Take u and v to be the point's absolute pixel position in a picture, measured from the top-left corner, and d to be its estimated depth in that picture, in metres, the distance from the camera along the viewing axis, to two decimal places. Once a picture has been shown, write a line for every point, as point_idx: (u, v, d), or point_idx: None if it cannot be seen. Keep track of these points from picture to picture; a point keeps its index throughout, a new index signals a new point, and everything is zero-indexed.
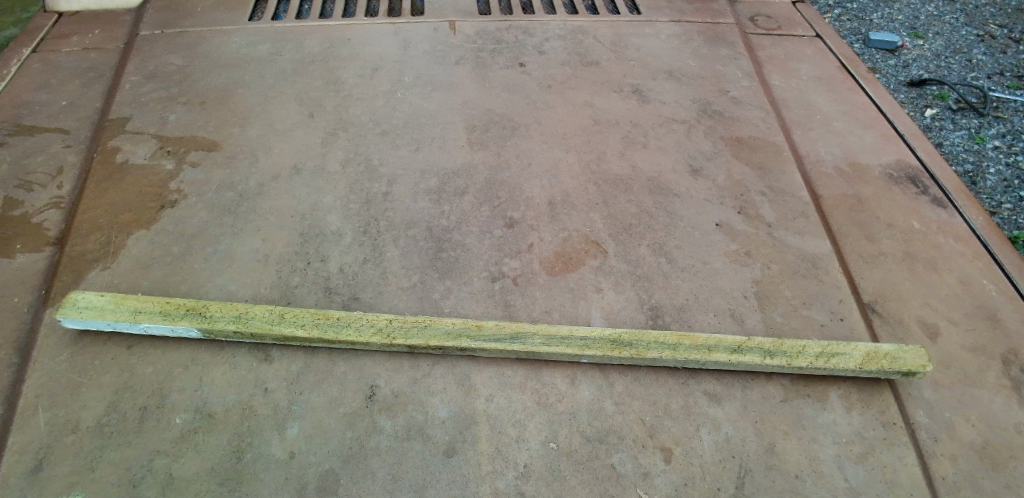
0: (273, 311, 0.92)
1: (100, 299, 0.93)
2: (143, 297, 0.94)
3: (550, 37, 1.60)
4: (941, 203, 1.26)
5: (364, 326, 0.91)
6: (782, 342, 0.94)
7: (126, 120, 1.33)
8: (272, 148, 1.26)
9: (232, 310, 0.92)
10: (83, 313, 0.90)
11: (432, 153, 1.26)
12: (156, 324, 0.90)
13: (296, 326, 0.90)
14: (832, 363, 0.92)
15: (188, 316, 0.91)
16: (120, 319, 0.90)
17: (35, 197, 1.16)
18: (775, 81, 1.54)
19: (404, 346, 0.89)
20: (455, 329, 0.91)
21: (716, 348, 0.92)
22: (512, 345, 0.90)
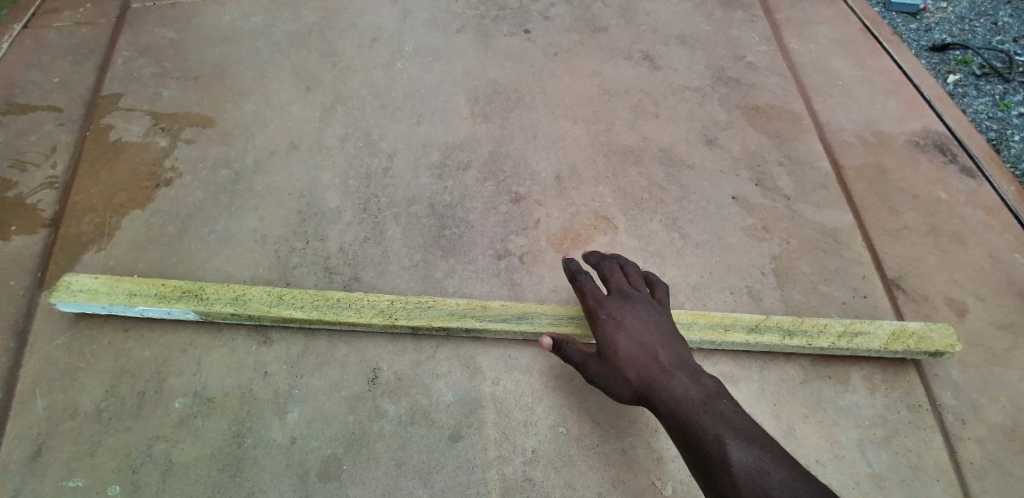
0: (271, 292, 0.89)
1: (95, 281, 0.90)
2: (138, 279, 0.91)
3: (556, 2, 1.52)
4: (970, 172, 1.19)
5: (365, 306, 0.87)
6: (803, 320, 0.90)
7: (118, 97, 1.29)
8: (267, 124, 1.22)
9: (229, 291, 0.89)
10: (77, 296, 0.87)
11: (433, 126, 1.21)
12: (151, 307, 0.87)
13: (295, 307, 0.86)
14: (855, 342, 0.87)
15: (184, 298, 0.88)
16: (115, 302, 0.87)
17: (29, 178, 1.14)
18: (794, 45, 1.46)
19: (406, 327, 0.86)
20: (459, 309, 0.88)
21: (733, 327, 0.88)
22: (519, 326, 0.86)
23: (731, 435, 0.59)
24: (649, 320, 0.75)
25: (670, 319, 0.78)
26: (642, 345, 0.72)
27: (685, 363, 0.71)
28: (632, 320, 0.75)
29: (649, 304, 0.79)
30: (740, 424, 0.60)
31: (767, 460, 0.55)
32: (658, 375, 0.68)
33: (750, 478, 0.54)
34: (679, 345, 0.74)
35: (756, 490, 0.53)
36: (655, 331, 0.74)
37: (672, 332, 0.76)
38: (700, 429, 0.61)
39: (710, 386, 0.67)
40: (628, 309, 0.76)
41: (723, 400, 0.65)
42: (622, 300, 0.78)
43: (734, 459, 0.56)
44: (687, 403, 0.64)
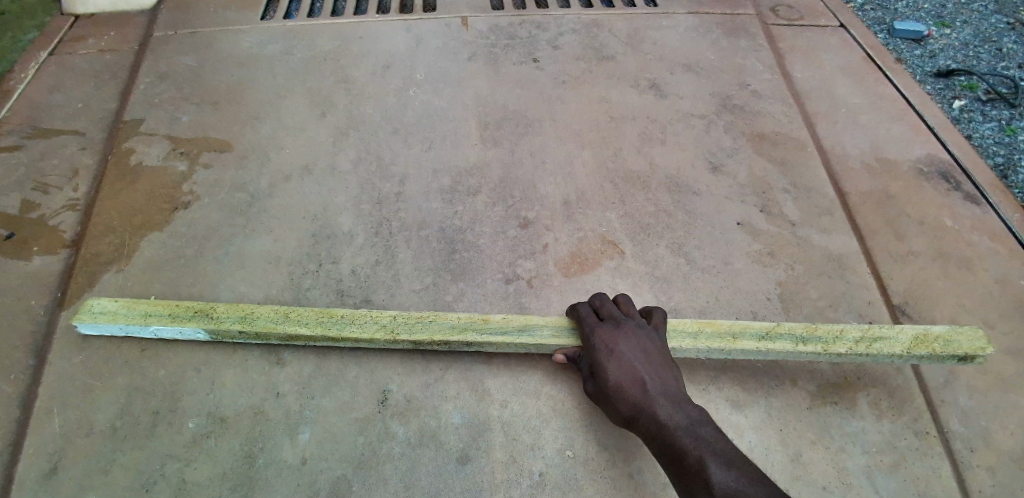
0: (278, 310, 0.90)
1: (113, 304, 0.92)
2: (154, 300, 0.93)
3: (564, 31, 1.57)
4: (974, 199, 1.20)
5: (367, 322, 0.88)
6: (817, 327, 0.90)
7: (140, 121, 1.34)
8: (283, 149, 1.25)
9: (238, 310, 0.90)
10: (96, 318, 0.89)
11: (444, 151, 1.24)
12: (164, 326, 0.89)
13: (300, 324, 0.88)
14: (874, 347, 0.87)
15: (194, 317, 0.90)
16: (130, 323, 0.89)
17: (51, 200, 1.18)
18: (798, 73, 1.49)
19: (410, 342, 0.87)
20: (460, 323, 0.88)
21: (743, 335, 0.88)
22: (519, 339, 0.86)
23: (713, 457, 0.63)
24: (640, 348, 0.80)
25: (663, 345, 0.82)
26: (632, 372, 0.77)
27: (672, 389, 0.75)
28: (623, 349, 0.80)
29: (641, 330, 0.83)
30: (721, 448, 0.64)
31: (745, 480, 0.59)
32: (647, 403, 0.73)
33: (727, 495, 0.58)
34: (670, 371, 0.78)
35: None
36: (646, 359, 0.79)
37: (662, 358, 0.80)
38: (684, 452, 0.65)
39: (697, 413, 0.71)
40: (619, 337, 0.81)
41: (708, 426, 0.69)
42: (614, 329, 0.83)
43: (714, 479, 0.60)
44: (673, 429, 0.69)
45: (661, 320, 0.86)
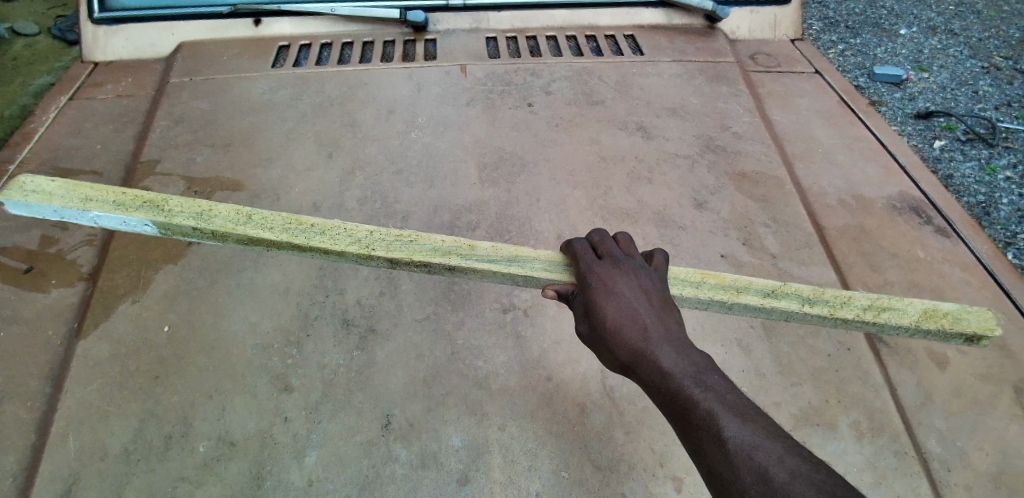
0: (240, 213, 0.88)
1: (51, 185, 0.89)
2: (97, 187, 0.90)
3: (556, 78, 1.67)
4: (945, 232, 1.28)
5: (340, 235, 0.85)
6: (824, 291, 0.85)
7: (156, 162, 1.41)
8: (292, 188, 1.32)
9: (194, 207, 0.88)
10: (29, 197, 0.86)
11: (444, 190, 1.31)
12: (106, 214, 0.86)
13: (264, 228, 0.85)
14: (880, 318, 0.82)
15: (144, 207, 0.87)
16: (67, 205, 0.85)
17: (70, 235, 1.24)
18: (775, 117, 1.60)
19: (383, 260, 0.84)
20: (442, 247, 0.85)
21: (747, 290, 0.84)
22: (508, 268, 0.83)
23: (722, 409, 0.61)
24: (640, 290, 0.76)
25: (661, 286, 0.78)
26: (632, 316, 0.72)
27: (672, 333, 0.71)
28: (621, 290, 0.75)
29: (640, 272, 0.78)
30: (731, 399, 0.62)
31: (759, 433, 0.58)
32: (648, 348, 0.69)
33: (741, 451, 0.57)
34: (671, 313, 0.74)
35: (749, 465, 0.56)
36: (646, 301, 0.75)
37: (661, 300, 0.76)
38: (692, 405, 0.62)
39: (699, 359, 0.68)
40: (618, 279, 0.76)
41: (713, 374, 0.66)
42: (612, 270, 0.78)
43: (729, 435, 0.58)
44: (678, 378, 0.65)
45: (662, 263, 0.82)
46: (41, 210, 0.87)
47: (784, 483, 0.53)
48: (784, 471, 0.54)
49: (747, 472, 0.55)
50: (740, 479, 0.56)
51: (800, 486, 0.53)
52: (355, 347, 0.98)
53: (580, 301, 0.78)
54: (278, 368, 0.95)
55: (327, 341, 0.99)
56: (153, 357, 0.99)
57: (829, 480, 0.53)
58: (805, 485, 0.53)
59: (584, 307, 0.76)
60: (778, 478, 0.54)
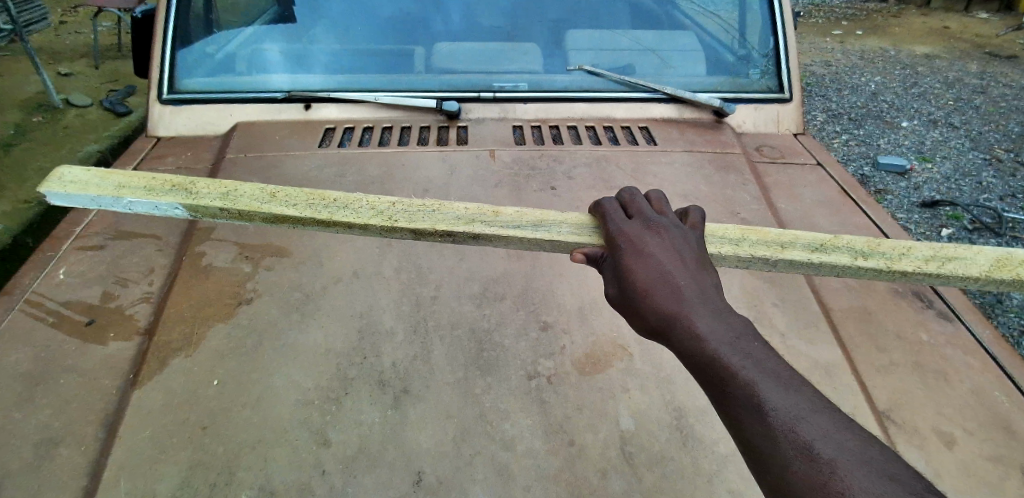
0: (265, 193, 1.07)
1: (85, 176, 1.09)
2: (124, 176, 1.10)
3: (577, 164, 1.83)
4: (947, 316, 1.35)
5: (363, 210, 1.04)
6: (874, 248, 1.04)
7: (210, 228, 1.54)
8: (334, 256, 1.44)
9: (218, 190, 1.07)
10: (66, 189, 1.06)
11: (474, 262, 1.42)
12: (138, 199, 1.05)
13: (289, 206, 1.04)
14: (946, 267, 1.02)
15: (172, 191, 1.06)
16: (102, 193, 1.05)
17: (129, 292, 1.36)
18: (781, 204, 1.72)
19: (408, 230, 1.02)
20: (467, 216, 1.04)
21: (792, 246, 1.03)
22: (535, 233, 1.02)
23: (761, 379, 0.69)
24: (669, 253, 0.88)
25: (689, 251, 0.90)
26: (663, 277, 0.84)
27: (702, 296, 0.82)
28: (654, 257, 0.87)
29: (669, 234, 0.92)
30: (767, 368, 0.71)
31: (797, 405, 0.66)
32: (681, 313, 0.79)
33: (781, 419, 0.65)
34: (699, 278, 0.85)
35: (793, 437, 0.63)
36: (677, 267, 0.86)
37: (688, 259, 0.88)
38: (731, 372, 0.70)
39: (733, 326, 0.77)
40: (649, 242, 0.90)
41: (747, 342, 0.75)
42: (644, 236, 0.91)
43: (771, 406, 0.66)
44: (713, 343, 0.74)
45: (699, 220, 1.01)
46: (78, 199, 1.07)
47: (828, 459, 0.61)
48: (828, 446, 0.62)
49: (789, 442, 0.63)
50: (783, 446, 0.64)
51: (844, 462, 0.60)
52: (390, 406, 1.06)
53: (615, 267, 0.90)
54: (318, 423, 1.03)
55: (364, 399, 1.07)
56: (202, 409, 1.07)
57: (872, 459, 0.61)
58: (848, 461, 0.60)
59: (619, 273, 0.88)
60: (822, 453, 0.61)
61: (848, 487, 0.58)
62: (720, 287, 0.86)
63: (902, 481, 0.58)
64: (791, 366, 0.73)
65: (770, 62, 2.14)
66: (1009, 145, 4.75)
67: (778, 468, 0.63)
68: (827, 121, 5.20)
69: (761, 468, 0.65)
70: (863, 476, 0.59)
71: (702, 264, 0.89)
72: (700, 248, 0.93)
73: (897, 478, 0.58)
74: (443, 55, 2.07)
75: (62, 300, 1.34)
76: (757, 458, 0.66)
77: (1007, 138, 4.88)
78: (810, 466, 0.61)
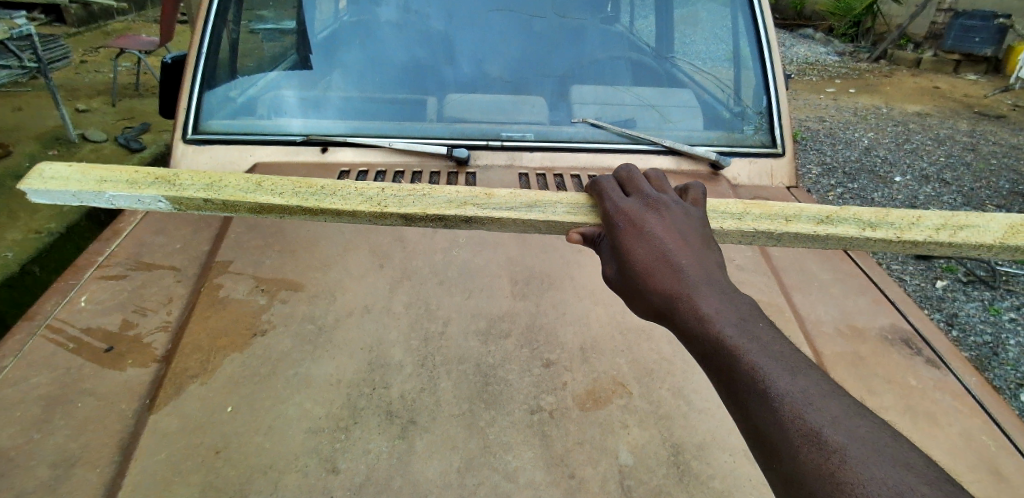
0: (250, 182, 1.16)
1: (64, 171, 1.14)
2: (105, 170, 1.16)
3: None
4: (936, 363, 1.40)
5: (352, 197, 1.15)
6: (883, 218, 1.14)
7: (228, 262, 1.60)
8: (347, 291, 1.50)
9: (201, 181, 1.17)
10: (47, 184, 1.11)
11: (481, 300, 1.48)
12: (120, 193, 1.12)
13: (275, 196, 1.13)
14: (958, 237, 1.11)
15: (155, 185, 1.15)
16: (84, 188, 1.11)
17: (148, 320, 1.41)
18: (775, 252, 1.80)
19: (396, 215, 1.13)
20: (457, 200, 1.15)
21: (796, 219, 1.15)
22: (531, 213, 1.14)
23: (767, 365, 0.73)
24: (667, 233, 0.94)
25: (688, 232, 0.96)
26: (662, 257, 0.90)
27: (702, 276, 0.88)
28: (655, 239, 0.93)
29: (667, 214, 0.98)
30: (772, 353, 0.75)
31: (804, 391, 0.70)
32: (683, 294, 0.85)
33: (788, 404, 0.69)
34: (700, 259, 0.91)
35: (800, 422, 0.68)
36: (678, 247, 0.92)
37: (686, 238, 0.95)
38: (736, 355, 0.75)
39: (735, 308, 0.83)
40: (648, 222, 0.96)
41: (752, 326, 0.80)
42: (645, 218, 0.97)
43: (779, 392, 0.71)
44: (716, 325, 0.79)
45: (700, 197, 1.10)
46: (60, 195, 1.12)
47: (838, 446, 0.65)
48: (836, 433, 0.66)
49: (798, 429, 0.67)
50: (789, 430, 0.68)
51: (853, 448, 0.64)
52: (398, 436, 1.10)
53: (619, 249, 0.95)
54: (328, 450, 1.07)
55: (372, 428, 1.11)
56: (215, 434, 1.11)
57: (882, 447, 0.65)
58: (857, 448, 0.64)
59: (623, 255, 0.94)
60: (832, 441, 0.65)
61: (857, 475, 0.62)
62: (720, 267, 0.92)
63: (914, 470, 0.63)
64: (796, 349, 0.78)
65: (763, 119, 2.27)
66: (1001, 201, 4.89)
67: (786, 451, 0.67)
68: (822, 174, 5.36)
69: (767, 451, 0.69)
70: (872, 464, 0.63)
71: (701, 244, 0.95)
72: (698, 227, 0.99)
73: (908, 466, 0.63)
74: (456, 105, 2.20)
75: (83, 326, 1.39)
76: (764, 442, 0.70)
77: (999, 194, 5.02)
78: (819, 452, 0.65)
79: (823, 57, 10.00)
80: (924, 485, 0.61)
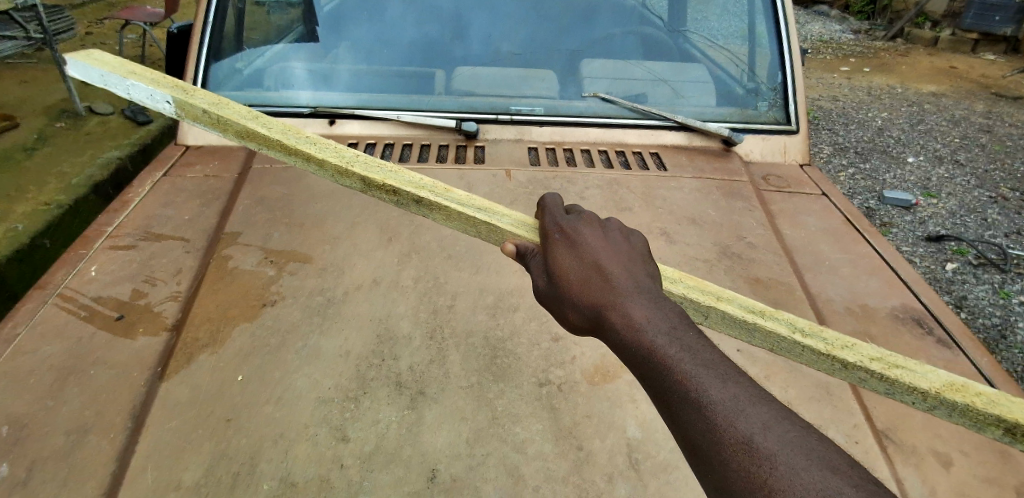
0: (250, 113, 1.25)
1: (114, 61, 1.34)
2: (142, 69, 1.32)
3: (589, 186, 1.89)
4: (947, 344, 1.39)
5: (331, 151, 1.18)
6: (824, 331, 0.96)
7: (237, 234, 1.60)
8: (356, 265, 1.50)
9: (211, 100, 1.27)
10: (90, 61, 1.30)
11: (489, 275, 1.48)
12: (139, 84, 1.26)
13: (263, 127, 1.20)
14: (898, 375, 0.89)
15: (171, 89, 1.27)
16: (112, 73, 1.27)
17: (157, 291, 1.41)
18: (787, 231, 1.78)
19: (357, 176, 1.14)
20: (419, 184, 1.14)
21: (727, 301, 0.99)
22: (478, 215, 1.08)
23: (698, 371, 0.69)
24: (600, 242, 0.93)
25: (623, 246, 0.94)
26: (590, 265, 0.88)
27: (630, 286, 0.85)
28: (587, 249, 0.91)
29: (603, 229, 0.97)
30: (703, 359, 0.71)
31: (735, 397, 0.66)
32: (614, 303, 0.81)
33: (720, 412, 0.65)
34: (633, 271, 0.89)
35: (733, 431, 0.63)
36: (609, 258, 0.90)
37: (623, 254, 0.92)
38: (665, 363, 0.71)
39: (668, 317, 0.79)
40: (582, 231, 0.95)
41: (685, 333, 0.76)
42: (579, 228, 0.96)
43: (710, 400, 0.66)
44: (646, 332, 0.75)
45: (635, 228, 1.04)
46: (93, 71, 1.29)
47: (769, 452, 0.61)
48: (768, 439, 0.62)
49: (729, 438, 0.63)
50: (722, 440, 0.63)
51: (784, 455, 0.61)
52: (407, 407, 1.11)
53: (548, 261, 0.92)
54: (337, 420, 1.08)
55: (382, 400, 1.13)
56: (227, 403, 1.12)
57: (812, 450, 0.61)
58: (788, 455, 0.61)
59: (551, 267, 0.90)
60: (763, 448, 0.61)
61: (789, 483, 0.58)
62: (653, 278, 0.90)
63: (842, 473, 0.59)
64: (726, 356, 0.74)
65: (778, 95, 2.22)
66: (1015, 183, 4.80)
67: (718, 465, 0.63)
68: (834, 153, 5.27)
69: (705, 467, 0.64)
70: (804, 470, 0.59)
71: (637, 257, 0.93)
72: (634, 241, 0.98)
73: (837, 469, 0.59)
74: (464, 79, 2.16)
75: (94, 295, 1.40)
76: (700, 457, 0.65)
77: (1014, 176, 4.93)
78: (750, 461, 0.61)
79: (837, 35, 9.76)
80: (854, 489, 0.57)
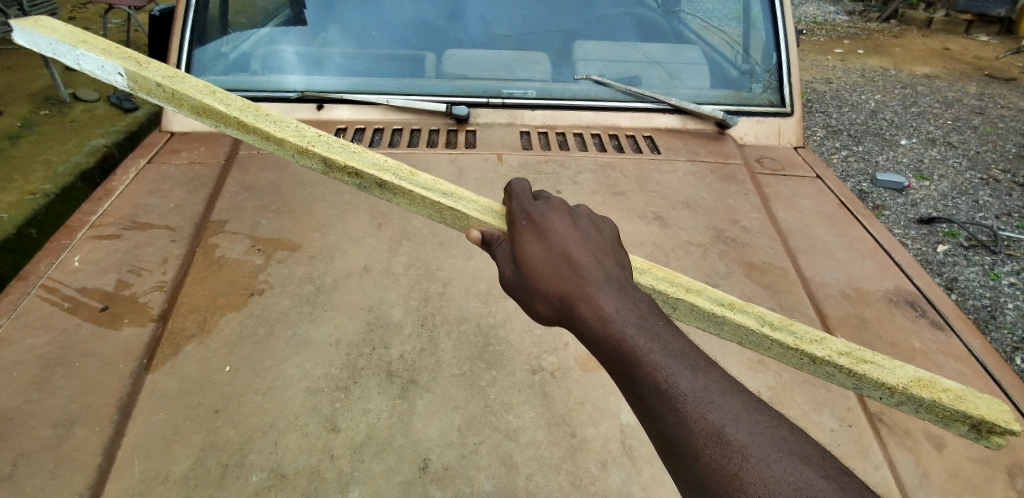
0: (208, 90, 1.21)
1: (65, 29, 1.29)
2: (94, 39, 1.27)
3: (582, 170, 1.87)
4: (940, 326, 1.39)
5: (292, 131, 1.15)
6: (793, 325, 0.94)
7: (224, 222, 1.56)
8: (346, 252, 1.47)
9: (167, 73, 1.22)
10: (37, 28, 1.26)
11: (482, 262, 1.46)
12: (88, 53, 1.21)
13: (219, 104, 1.16)
14: (864, 369, 0.87)
15: (122, 59, 1.22)
16: (62, 41, 1.22)
17: (142, 281, 1.38)
18: (781, 215, 1.77)
19: (318, 156, 1.10)
20: (384, 167, 1.11)
21: (698, 293, 0.98)
22: (442, 200, 1.05)
23: (667, 361, 0.68)
24: (569, 231, 0.91)
25: (593, 236, 0.93)
26: (558, 254, 0.86)
27: (598, 276, 0.83)
28: (556, 239, 0.88)
29: (572, 218, 0.95)
30: (672, 349, 0.70)
31: (704, 387, 0.65)
32: (582, 293, 0.79)
33: (689, 403, 0.64)
34: (603, 261, 0.87)
35: (702, 423, 0.62)
36: (579, 248, 0.88)
37: (592, 243, 0.91)
38: (634, 353, 0.69)
39: (636, 307, 0.77)
40: (550, 220, 0.93)
41: (654, 323, 0.74)
42: (548, 217, 0.93)
43: (680, 391, 0.65)
44: (615, 323, 0.74)
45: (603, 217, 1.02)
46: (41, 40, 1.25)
47: (740, 444, 0.60)
48: (738, 431, 0.61)
49: (699, 429, 0.62)
50: (692, 431, 0.62)
51: (755, 446, 0.60)
52: (398, 396, 1.10)
53: (515, 249, 0.89)
54: (327, 410, 1.07)
55: (372, 389, 1.11)
56: (215, 394, 1.10)
57: (782, 441, 0.61)
58: (757, 446, 0.60)
59: (517, 254, 0.88)
60: (734, 439, 0.60)
61: (758, 475, 0.57)
62: (622, 269, 0.88)
63: (812, 464, 0.59)
64: (697, 347, 0.73)
65: (772, 76, 2.19)
66: (1007, 165, 4.81)
67: (688, 456, 0.62)
68: (828, 136, 5.26)
69: (676, 458, 0.63)
70: (774, 461, 0.58)
71: (606, 248, 0.91)
72: (603, 230, 0.96)
73: (806, 459, 0.59)
74: (455, 60, 2.11)
75: (78, 286, 1.37)
76: (670, 448, 0.64)
77: (1005, 158, 4.94)
78: (720, 453, 0.60)
79: (831, 16, 9.69)
80: (824, 480, 0.57)
